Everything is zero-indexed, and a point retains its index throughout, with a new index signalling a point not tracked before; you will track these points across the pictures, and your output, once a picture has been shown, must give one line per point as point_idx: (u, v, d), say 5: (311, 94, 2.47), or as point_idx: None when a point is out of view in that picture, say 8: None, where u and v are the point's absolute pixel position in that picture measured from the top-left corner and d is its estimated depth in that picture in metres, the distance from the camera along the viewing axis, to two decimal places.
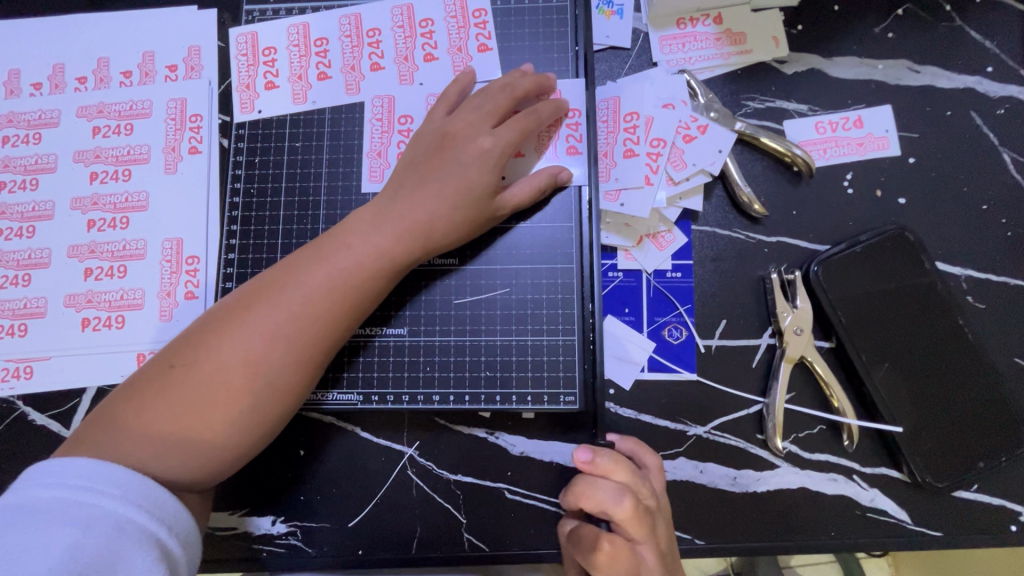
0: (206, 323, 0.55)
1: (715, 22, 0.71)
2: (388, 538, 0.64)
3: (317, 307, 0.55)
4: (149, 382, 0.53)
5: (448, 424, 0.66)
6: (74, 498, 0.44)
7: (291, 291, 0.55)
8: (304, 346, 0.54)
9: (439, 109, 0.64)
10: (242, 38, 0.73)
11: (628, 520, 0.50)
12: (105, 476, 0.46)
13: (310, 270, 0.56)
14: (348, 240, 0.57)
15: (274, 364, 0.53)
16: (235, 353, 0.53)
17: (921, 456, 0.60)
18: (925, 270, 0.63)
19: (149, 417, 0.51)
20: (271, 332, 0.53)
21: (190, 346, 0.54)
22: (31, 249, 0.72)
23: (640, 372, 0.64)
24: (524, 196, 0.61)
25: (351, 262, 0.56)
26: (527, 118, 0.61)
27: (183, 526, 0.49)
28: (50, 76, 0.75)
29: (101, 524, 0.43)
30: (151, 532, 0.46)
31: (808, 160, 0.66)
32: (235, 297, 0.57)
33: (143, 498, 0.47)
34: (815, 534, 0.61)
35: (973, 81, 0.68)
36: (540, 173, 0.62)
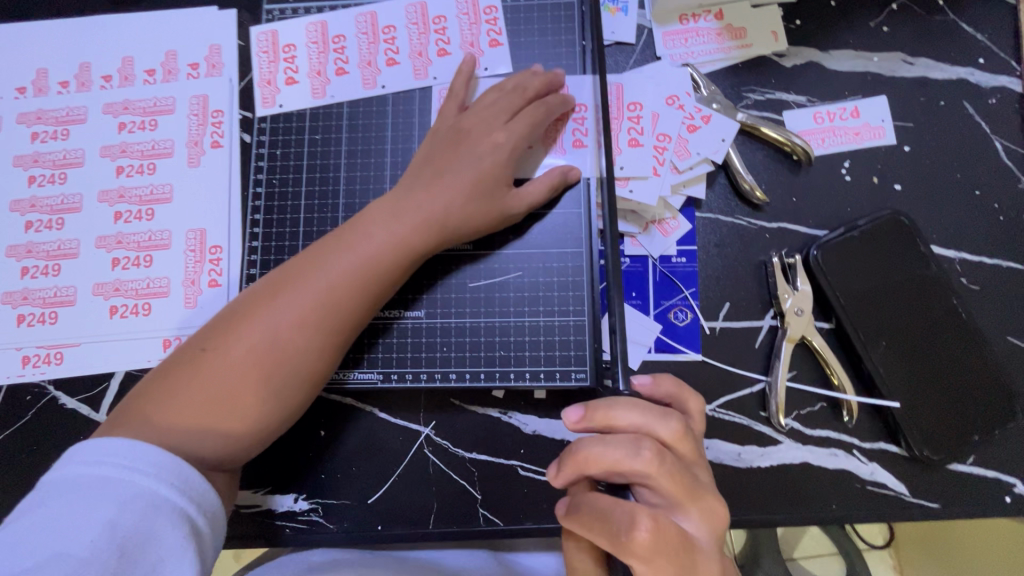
0: (236, 308, 0.57)
1: (717, 18, 0.74)
2: (406, 514, 0.67)
3: (343, 292, 0.57)
4: (182, 365, 0.55)
5: (463, 404, 0.68)
6: (112, 476, 0.45)
7: (318, 277, 0.57)
8: (331, 329, 0.57)
9: (492, 95, 0.66)
10: (263, 36, 0.76)
11: (655, 474, 0.44)
12: (140, 454, 0.47)
13: (336, 258, 0.58)
14: (372, 228, 0.60)
15: (303, 346, 0.56)
16: (262, 337, 0.55)
17: (918, 430, 0.63)
18: (920, 253, 0.66)
19: (181, 399, 0.53)
20: (297, 318, 0.56)
21: (220, 330, 0.56)
22: (60, 240, 0.75)
23: (647, 352, 0.67)
24: (536, 195, 0.63)
25: (374, 249, 0.59)
26: (537, 109, 0.64)
27: (212, 504, 0.49)
28: (77, 74, 0.78)
29: (136, 503, 0.44)
30: (183, 510, 0.47)
31: (808, 148, 0.69)
32: (262, 283, 0.59)
33: (174, 477, 0.47)
34: (817, 507, 0.63)
35: (966, 72, 0.71)
36: (550, 171, 0.64)
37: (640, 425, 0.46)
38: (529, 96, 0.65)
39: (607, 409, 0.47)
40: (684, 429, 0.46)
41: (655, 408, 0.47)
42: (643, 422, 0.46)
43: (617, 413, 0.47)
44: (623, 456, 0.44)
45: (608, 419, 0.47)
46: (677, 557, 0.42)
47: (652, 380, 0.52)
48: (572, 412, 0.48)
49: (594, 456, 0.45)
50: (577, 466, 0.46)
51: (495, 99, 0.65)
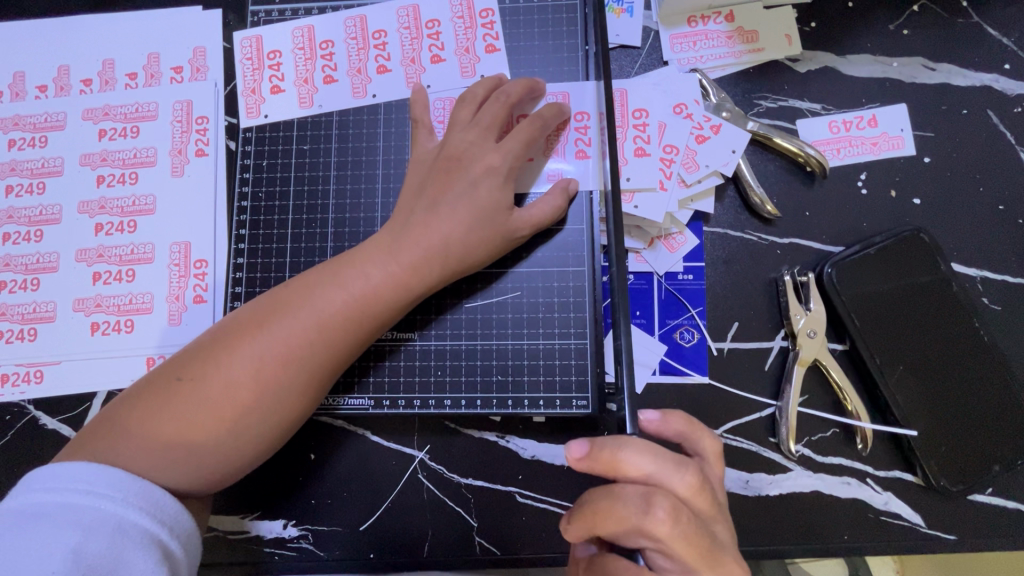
0: (217, 337, 0.54)
1: (727, 20, 0.70)
2: (399, 542, 0.64)
3: (329, 332, 0.54)
4: (154, 392, 0.52)
5: (459, 428, 0.65)
6: (77, 502, 0.44)
7: (306, 313, 0.54)
8: (315, 370, 0.54)
9: (466, 109, 0.62)
10: (246, 41, 0.72)
11: (670, 534, 0.41)
12: (106, 479, 0.46)
13: (325, 294, 0.55)
14: (364, 261, 0.57)
15: (284, 387, 0.53)
16: (244, 370, 0.52)
17: (936, 460, 0.60)
18: (940, 272, 0.63)
19: (152, 430, 0.50)
20: (282, 352, 0.53)
21: (198, 359, 0.53)
22: (39, 253, 0.71)
23: (651, 375, 0.64)
24: (544, 213, 0.60)
25: (364, 285, 0.56)
26: (531, 126, 0.60)
27: (184, 527, 0.48)
28: (56, 78, 0.75)
29: (102, 528, 0.43)
30: (152, 533, 0.45)
31: (822, 160, 0.65)
32: (247, 311, 0.56)
33: (142, 500, 0.46)
34: (828, 538, 0.61)
35: (990, 78, 0.67)
36: (553, 189, 0.61)
37: (653, 477, 0.43)
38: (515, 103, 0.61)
39: (615, 455, 0.44)
40: (700, 481, 0.43)
41: (668, 455, 0.44)
42: (655, 472, 0.43)
43: (630, 459, 0.43)
44: (636, 513, 0.42)
45: (615, 466, 0.44)
46: None
47: (660, 416, 0.49)
48: (576, 446, 0.45)
49: (603, 512, 0.43)
50: (587, 522, 0.44)
51: (482, 115, 0.61)
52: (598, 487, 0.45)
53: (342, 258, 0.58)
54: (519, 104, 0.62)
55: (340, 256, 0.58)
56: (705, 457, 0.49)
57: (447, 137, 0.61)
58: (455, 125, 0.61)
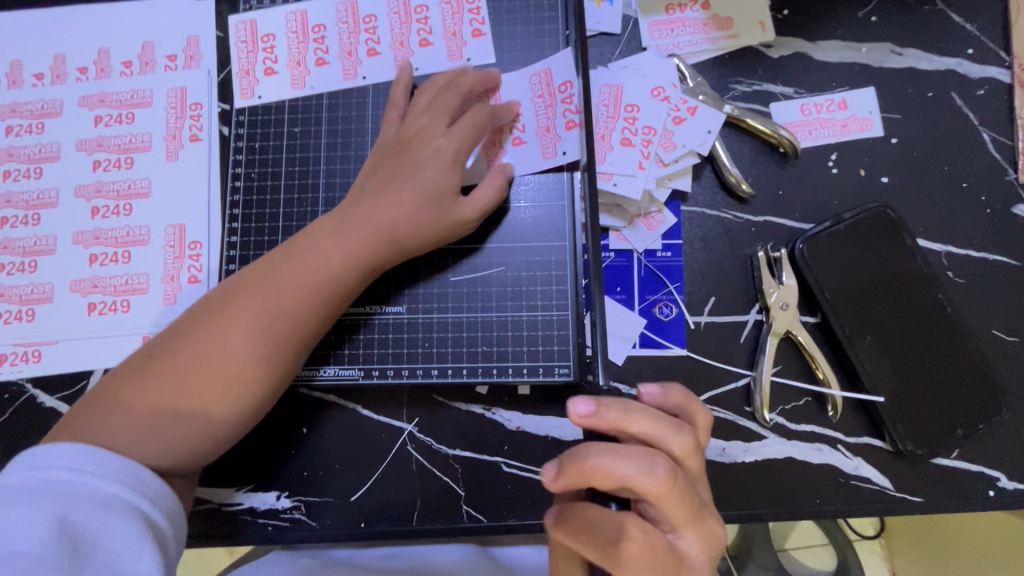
0: (190, 317, 0.58)
1: (703, 8, 0.72)
2: (389, 511, 0.66)
3: (292, 303, 0.57)
4: (131, 371, 0.55)
5: (446, 400, 0.68)
6: (60, 478, 0.46)
7: (268, 286, 0.57)
8: (281, 340, 0.57)
9: (452, 92, 0.64)
10: (241, 25, 0.74)
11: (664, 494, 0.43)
12: (89, 456, 0.48)
13: (287, 269, 0.58)
14: (327, 234, 0.59)
15: (253, 356, 0.56)
16: (213, 346, 0.55)
17: (902, 425, 0.63)
18: (906, 246, 0.65)
19: (132, 409, 0.53)
20: (248, 325, 0.56)
21: (172, 338, 0.56)
22: (37, 236, 0.73)
23: (631, 348, 0.67)
24: (486, 197, 0.62)
25: (327, 259, 0.59)
26: (476, 114, 0.62)
27: (167, 501, 0.50)
28: (52, 66, 0.76)
29: (86, 501, 0.45)
30: (135, 506, 0.47)
31: (794, 141, 0.68)
32: (216, 292, 0.59)
33: (123, 475, 0.48)
34: (801, 502, 0.63)
35: (954, 62, 0.70)
36: (491, 170, 0.63)
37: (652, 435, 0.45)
38: (464, 90, 0.64)
39: (622, 414, 0.46)
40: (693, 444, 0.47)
41: (669, 421, 0.46)
42: (656, 432, 0.45)
43: (635, 417, 0.46)
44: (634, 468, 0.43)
45: (623, 422, 0.46)
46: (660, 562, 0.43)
47: (658, 391, 0.51)
48: (581, 404, 0.45)
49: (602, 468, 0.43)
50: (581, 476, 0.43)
51: (434, 102, 0.63)
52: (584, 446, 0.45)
53: (301, 235, 0.61)
54: (472, 95, 0.65)
55: (301, 233, 0.61)
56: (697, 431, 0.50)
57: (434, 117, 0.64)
58: (412, 111, 0.64)
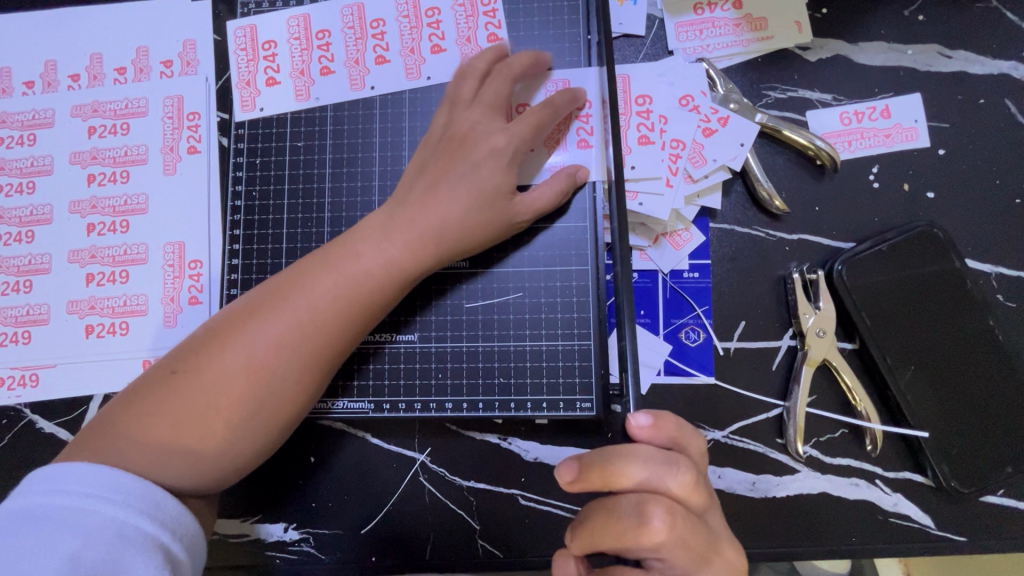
0: (212, 328, 0.53)
1: (735, 7, 0.67)
2: (401, 545, 0.63)
3: (321, 318, 0.52)
4: (150, 386, 0.51)
5: (460, 430, 0.64)
6: (76, 505, 0.43)
7: (297, 300, 0.53)
8: (308, 358, 0.52)
9: (470, 96, 0.60)
10: (240, 31, 0.70)
11: (669, 542, 0.40)
12: (107, 481, 0.45)
13: (316, 280, 0.53)
14: (357, 245, 0.55)
15: (275, 374, 0.51)
16: (236, 362, 0.51)
17: (947, 461, 0.59)
18: (954, 268, 0.61)
19: (150, 424, 0.49)
20: (275, 341, 0.51)
21: (193, 350, 0.52)
22: (31, 254, 0.70)
23: (656, 375, 0.63)
24: (545, 201, 0.58)
25: (353, 273, 0.54)
26: (542, 111, 0.58)
27: (188, 528, 0.47)
28: (43, 74, 0.72)
29: (101, 533, 0.42)
30: (153, 535, 0.44)
31: (833, 153, 0.63)
32: (241, 303, 0.55)
33: (142, 502, 0.45)
34: (836, 540, 0.60)
35: (1009, 66, 0.65)
36: (558, 174, 0.59)
37: (648, 481, 0.41)
38: (523, 86, 0.59)
39: (607, 469, 0.41)
40: (694, 480, 0.41)
41: (660, 457, 0.42)
42: (647, 478, 0.41)
43: (623, 468, 0.41)
44: (630, 526, 0.40)
45: (608, 479, 0.41)
46: None
47: (651, 420, 0.44)
48: (564, 472, 0.43)
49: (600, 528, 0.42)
50: (586, 539, 0.42)
51: (491, 98, 0.59)
52: (596, 504, 0.44)
53: (340, 243, 0.56)
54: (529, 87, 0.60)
55: (330, 244, 0.57)
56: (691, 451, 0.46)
57: (449, 128, 0.59)
58: (459, 110, 0.59)
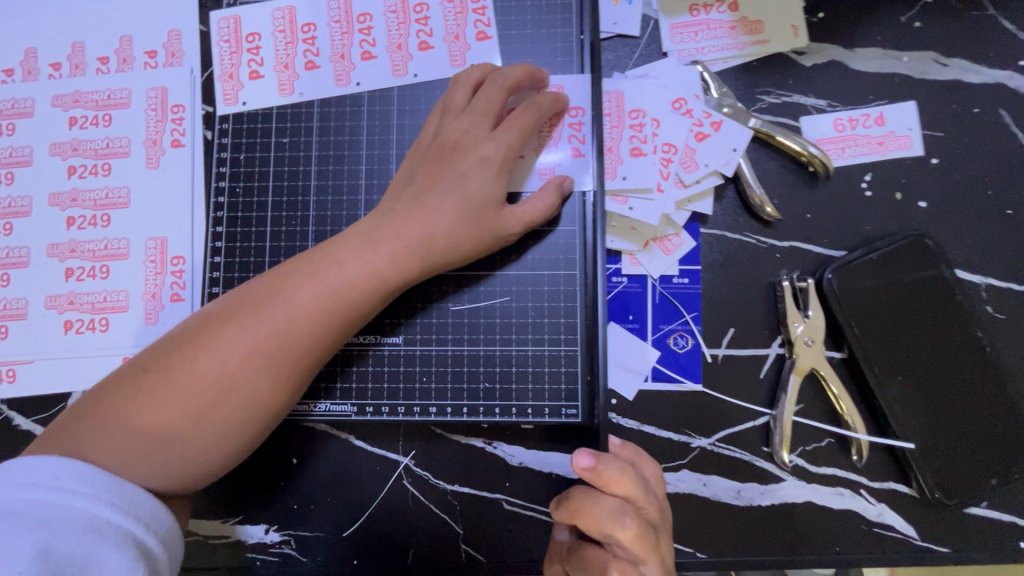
0: (189, 329, 0.52)
1: (731, 9, 0.66)
2: (383, 547, 0.63)
3: (301, 323, 0.52)
4: (122, 386, 0.50)
5: (444, 434, 0.64)
6: (47, 499, 0.42)
7: (277, 305, 0.52)
8: (286, 365, 0.51)
9: (461, 94, 0.58)
10: (224, 23, 0.68)
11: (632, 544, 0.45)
12: (77, 475, 0.44)
13: (299, 285, 0.52)
14: (339, 248, 0.54)
15: (252, 381, 0.50)
16: (211, 366, 0.50)
17: (932, 472, 0.59)
18: (944, 279, 0.60)
19: (119, 427, 0.48)
20: (253, 346, 0.50)
21: (167, 352, 0.51)
22: (9, 247, 0.68)
23: (643, 382, 0.62)
24: (535, 208, 0.56)
25: (336, 280, 0.53)
26: (525, 114, 0.56)
27: (162, 524, 0.47)
28: (23, 62, 0.71)
29: (73, 526, 0.41)
30: (127, 530, 0.44)
31: (826, 160, 0.62)
32: (219, 305, 0.54)
33: (115, 497, 0.44)
34: (820, 549, 0.60)
35: (1004, 75, 0.64)
36: (547, 185, 0.58)
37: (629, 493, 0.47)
38: (512, 87, 0.57)
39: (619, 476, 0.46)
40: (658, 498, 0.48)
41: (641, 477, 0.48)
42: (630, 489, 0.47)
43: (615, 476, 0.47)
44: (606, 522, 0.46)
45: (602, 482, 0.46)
46: None
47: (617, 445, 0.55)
48: (582, 457, 0.47)
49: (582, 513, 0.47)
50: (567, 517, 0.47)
51: (477, 101, 0.57)
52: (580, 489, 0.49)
53: (323, 248, 0.55)
54: (518, 90, 0.59)
55: (315, 247, 0.55)
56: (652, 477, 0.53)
57: (441, 126, 0.58)
58: (449, 113, 0.58)
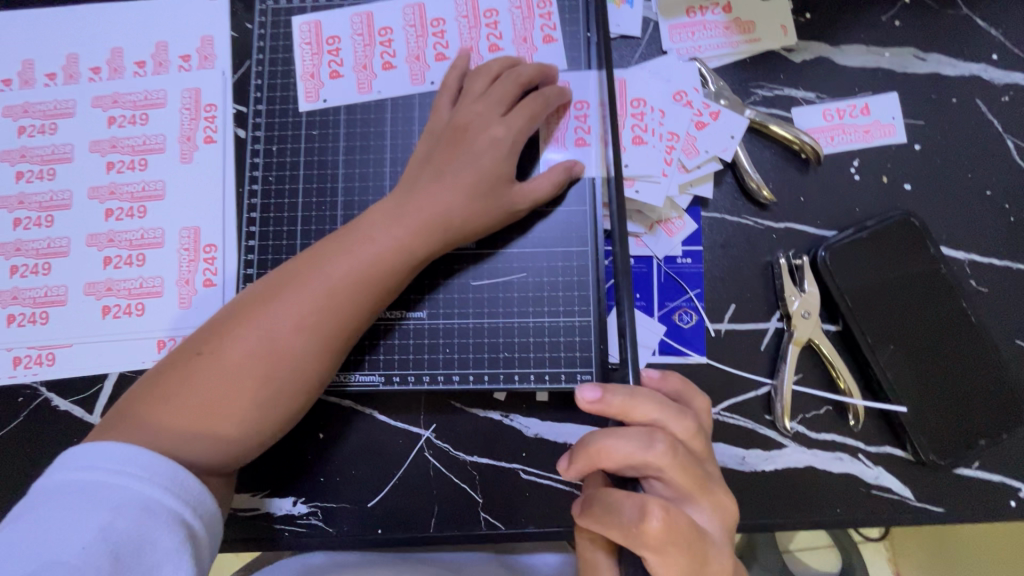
0: (233, 310, 0.56)
1: (725, 11, 0.72)
2: (406, 517, 0.66)
3: (338, 297, 0.55)
4: (175, 365, 0.53)
5: (465, 407, 0.67)
6: (104, 482, 0.45)
7: (314, 282, 0.55)
8: (325, 337, 0.55)
9: (480, 82, 0.63)
10: (306, 26, 0.73)
11: (666, 466, 0.43)
12: (135, 459, 0.46)
13: (333, 262, 0.56)
14: (380, 224, 0.58)
15: (297, 351, 0.54)
16: (259, 340, 0.53)
17: (925, 435, 0.62)
18: (930, 255, 0.65)
19: (176, 402, 0.51)
20: (296, 321, 0.54)
21: (215, 331, 0.54)
22: (50, 238, 0.73)
23: (652, 355, 0.66)
24: (542, 188, 0.62)
25: (374, 255, 0.57)
26: (533, 102, 0.62)
27: (207, 507, 0.49)
28: (65, 66, 0.76)
29: (129, 507, 0.44)
30: (177, 513, 0.46)
31: (817, 147, 0.67)
32: (259, 286, 0.57)
33: (168, 481, 0.46)
34: (822, 512, 0.63)
35: (979, 68, 0.70)
36: (556, 166, 0.63)
37: (657, 419, 0.45)
38: (524, 83, 0.63)
39: (628, 399, 0.46)
40: (695, 426, 0.47)
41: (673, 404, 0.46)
42: (658, 415, 0.45)
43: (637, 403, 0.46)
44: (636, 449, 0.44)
45: (627, 408, 0.46)
46: (688, 549, 0.42)
47: (659, 375, 0.52)
48: (588, 391, 0.46)
49: (608, 450, 0.44)
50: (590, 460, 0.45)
51: (494, 91, 0.62)
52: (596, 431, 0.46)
53: (352, 227, 0.59)
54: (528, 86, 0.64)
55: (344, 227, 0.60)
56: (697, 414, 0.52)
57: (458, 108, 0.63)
58: (470, 97, 0.63)
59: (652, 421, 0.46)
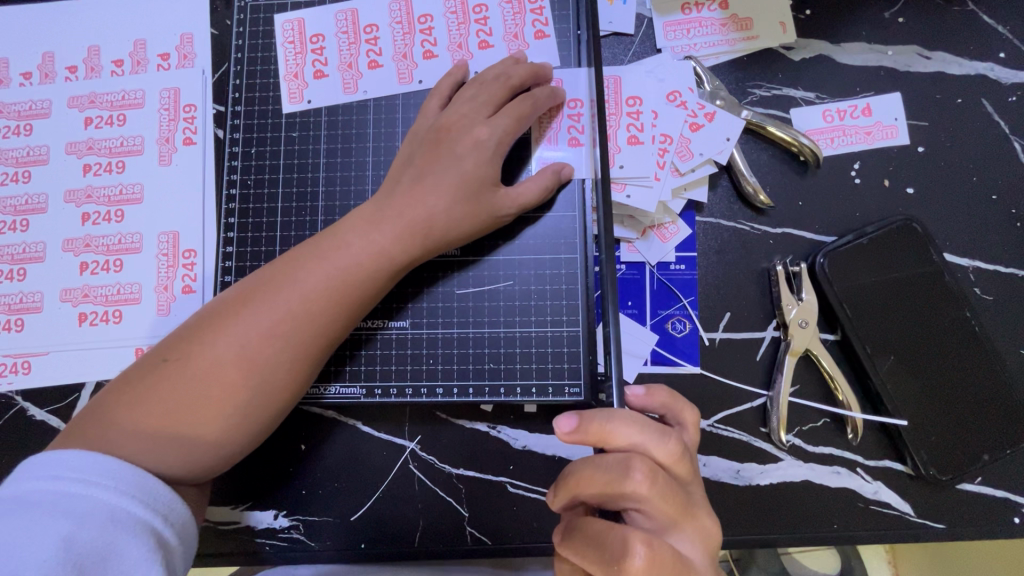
0: (204, 317, 0.54)
1: (722, 7, 0.69)
2: (390, 531, 0.64)
3: (314, 305, 0.53)
4: (143, 375, 0.51)
5: (450, 418, 0.65)
6: (67, 491, 0.43)
7: (289, 290, 0.53)
8: (300, 347, 0.53)
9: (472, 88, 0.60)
10: (288, 25, 0.71)
11: (648, 496, 0.41)
12: (100, 467, 0.44)
13: (308, 269, 0.54)
14: (361, 230, 0.56)
15: (269, 362, 0.52)
16: (230, 349, 0.51)
17: (925, 449, 0.60)
18: (932, 262, 0.62)
19: (144, 413, 0.50)
20: (268, 330, 0.52)
21: (185, 339, 0.52)
22: (25, 242, 0.70)
23: (643, 365, 0.64)
24: (530, 194, 0.59)
25: (350, 263, 0.55)
26: (521, 104, 0.59)
27: (179, 515, 0.47)
28: (41, 65, 0.73)
29: (94, 516, 0.42)
30: (146, 522, 0.44)
31: (816, 150, 0.65)
32: (233, 292, 0.56)
33: (136, 489, 0.45)
34: (818, 527, 0.61)
35: (985, 67, 0.67)
36: (543, 171, 0.60)
37: (638, 444, 0.43)
38: (515, 85, 0.60)
39: (605, 425, 0.44)
40: (681, 450, 0.44)
41: (653, 426, 0.44)
42: (637, 440, 0.43)
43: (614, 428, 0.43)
44: (613, 478, 0.42)
45: (604, 436, 0.43)
46: None
47: (645, 392, 0.51)
48: (564, 422, 0.44)
49: (586, 480, 0.43)
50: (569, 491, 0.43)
51: (479, 92, 0.60)
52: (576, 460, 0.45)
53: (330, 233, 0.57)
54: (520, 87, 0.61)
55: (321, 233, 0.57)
56: (684, 428, 0.50)
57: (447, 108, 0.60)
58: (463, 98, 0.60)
59: (632, 446, 0.43)
